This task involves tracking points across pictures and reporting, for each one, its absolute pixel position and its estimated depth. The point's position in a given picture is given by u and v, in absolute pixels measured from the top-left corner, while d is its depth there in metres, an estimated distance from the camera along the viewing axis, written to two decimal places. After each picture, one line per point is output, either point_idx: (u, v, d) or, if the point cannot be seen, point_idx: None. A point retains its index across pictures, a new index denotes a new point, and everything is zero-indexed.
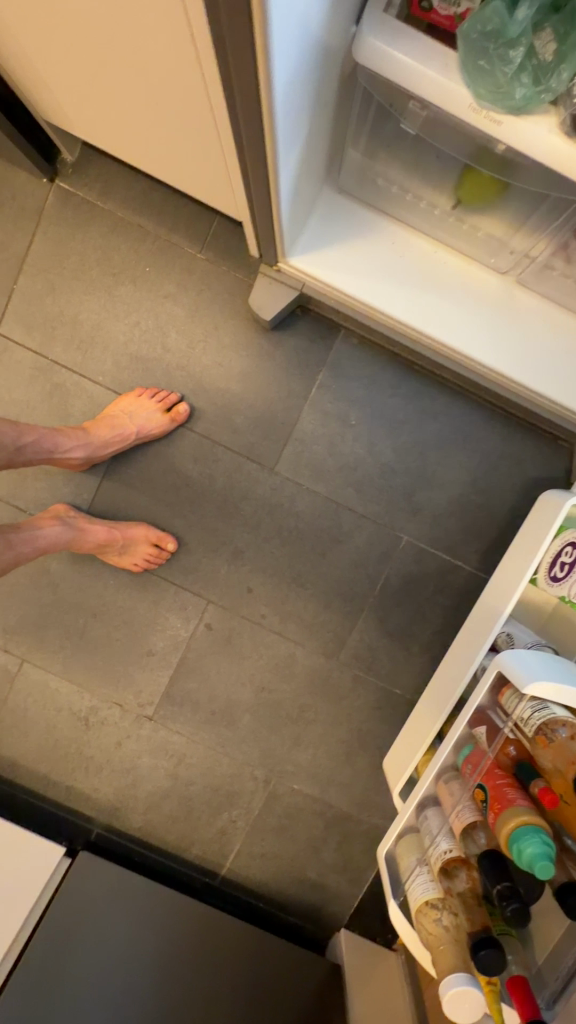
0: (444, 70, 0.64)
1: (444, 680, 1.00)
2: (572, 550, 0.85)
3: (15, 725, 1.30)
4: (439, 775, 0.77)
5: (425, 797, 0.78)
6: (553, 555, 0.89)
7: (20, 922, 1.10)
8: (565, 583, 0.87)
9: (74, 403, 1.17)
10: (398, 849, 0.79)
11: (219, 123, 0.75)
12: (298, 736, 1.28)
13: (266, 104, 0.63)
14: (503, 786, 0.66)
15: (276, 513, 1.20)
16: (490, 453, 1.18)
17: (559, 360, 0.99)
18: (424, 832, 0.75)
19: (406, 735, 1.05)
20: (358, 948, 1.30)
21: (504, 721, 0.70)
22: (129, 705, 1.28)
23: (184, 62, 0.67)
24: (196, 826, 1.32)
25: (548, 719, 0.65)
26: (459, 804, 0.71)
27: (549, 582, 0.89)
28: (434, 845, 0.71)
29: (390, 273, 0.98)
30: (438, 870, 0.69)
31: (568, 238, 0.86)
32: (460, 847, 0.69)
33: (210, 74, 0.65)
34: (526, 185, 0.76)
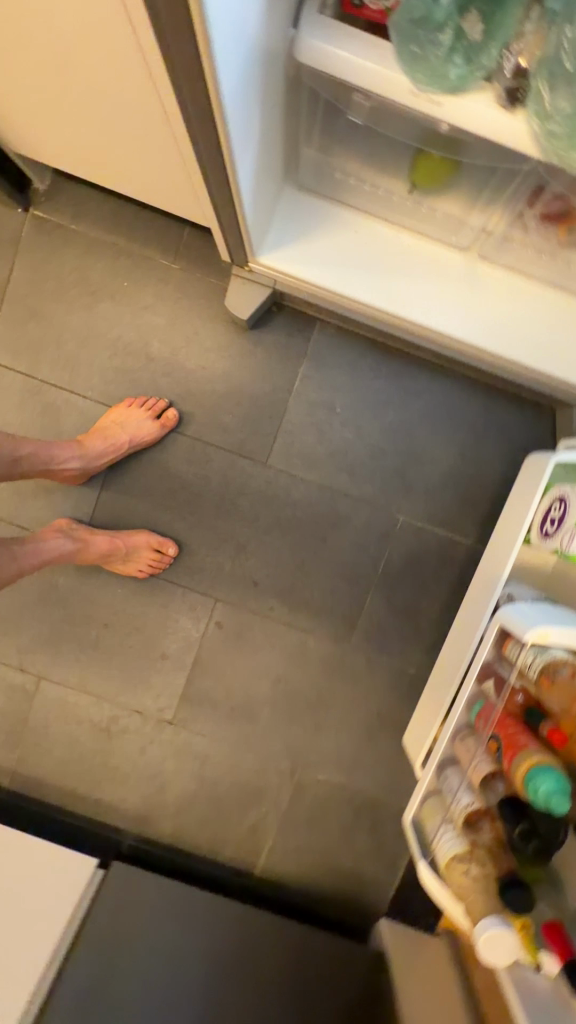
0: (381, 61, 0.69)
1: (453, 649, 1.02)
2: (560, 505, 0.86)
3: (38, 743, 1.31)
4: (454, 735, 0.77)
5: (443, 759, 0.79)
6: (544, 512, 0.90)
7: (62, 927, 1.08)
8: (556, 537, 0.85)
9: (66, 420, 1.21)
10: (422, 814, 0.79)
11: (178, 136, 0.80)
12: (318, 723, 1.29)
13: (218, 112, 0.67)
14: (515, 732, 0.67)
15: (274, 505, 1.23)
16: (473, 425, 1.22)
17: (529, 327, 1.02)
18: (445, 791, 0.76)
19: (423, 708, 1.06)
20: (399, 936, 1.26)
21: (509, 670, 0.72)
22: (149, 710, 1.30)
23: (138, 80, 0.71)
24: (227, 825, 1.32)
25: (550, 660, 0.66)
26: (475, 757, 0.72)
27: (542, 539, 0.90)
28: (456, 800, 0.71)
29: (357, 260, 1.02)
30: (461, 823, 0.70)
31: (521, 207, 0.90)
32: (481, 798, 0.69)
33: (164, 90, 0.70)
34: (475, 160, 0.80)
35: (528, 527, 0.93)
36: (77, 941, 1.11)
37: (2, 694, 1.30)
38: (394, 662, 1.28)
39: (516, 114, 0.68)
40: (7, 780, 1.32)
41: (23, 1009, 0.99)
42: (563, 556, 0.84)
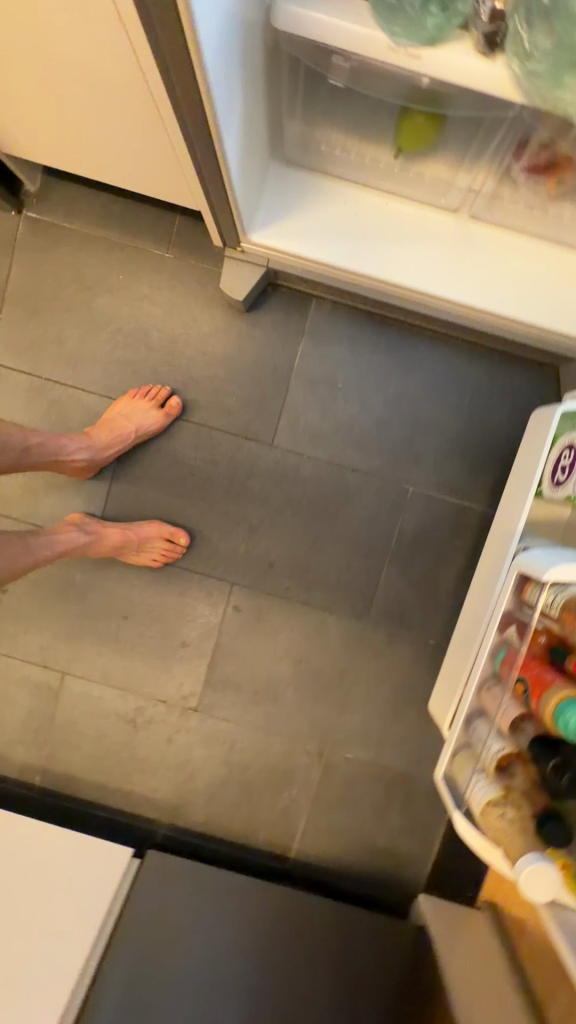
0: (359, 20, 0.69)
1: (474, 610, 1.01)
2: (570, 453, 0.85)
3: (66, 739, 1.32)
4: (479, 685, 0.77)
5: (471, 711, 0.78)
6: (555, 461, 0.89)
7: (102, 917, 1.07)
8: (568, 485, 0.84)
9: (72, 415, 1.22)
10: (453, 769, 0.79)
11: (164, 115, 0.81)
12: (343, 700, 1.29)
13: (201, 79, 0.68)
14: (541, 671, 0.67)
15: (283, 485, 1.24)
16: (477, 390, 1.22)
17: (525, 283, 1.02)
18: (476, 742, 0.75)
19: (448, 671, 1.06)
20: (441, 912, 1.24)
21: (530, 613, 0.72)
22: (173, 699, 1.30)
23: (121, 57, 0.72)
24: (259, 810, 1.32)
25: (570, 596, 0.66)
26: (501, 704, 0.72)
27: (554, 489, 0.88)
28: (486, 748, 0.71)
29: (348, 231, 1.03)
30: (493, 769, 0.69)
31: (508, 161, 0.90)
32: (511, 743, 0.69)
33: (147, 66, 0.71)
34: (460, 112, 0.80)
35: (539, 479, 0.92)
36: (119, 930, 1.09)
37: (28, 693, 1.31)
38: (415, 634, 1.27)
39: (496, 59, 0.69)
40: (38, 778, 1.32)
41: (68, 1001, 0.97)
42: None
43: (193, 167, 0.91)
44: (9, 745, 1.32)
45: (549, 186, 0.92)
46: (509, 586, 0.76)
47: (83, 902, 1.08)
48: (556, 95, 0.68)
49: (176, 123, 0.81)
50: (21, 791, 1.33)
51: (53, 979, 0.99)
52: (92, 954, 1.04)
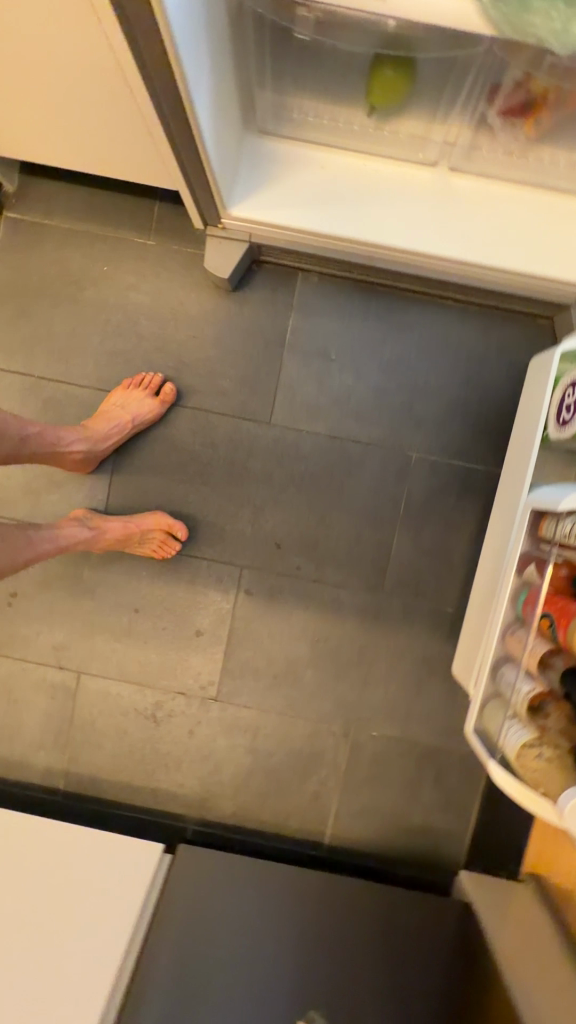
0: None
1: (490, 566, 0.99)
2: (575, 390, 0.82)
3: (88, 739, 1.30)
4: (503, 630, 0.76)
5: (497, 658, 0.77)
6: (559, 402, 0.86)
7: (135, 916, 1.04)
8: (573, 424, 0.82)
9: (68, 410, 1.22)
10: (484, 719, 0.77)
11: (135, 91, 0.81)
12: (364, 676, 1.27)
13: (168, 39, 0.68)
14: (566, 602, 0.65)
15: (285, 462, 1.23)
16: (473, 349, 1.20)
17: (510, 232, 1.01)
18: (505, 687, 0.74)
19: (469, 631, 1.04)
20: (482, 888, 1.20)
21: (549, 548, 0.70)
22: (192, 690, 1.28)
23: (87, 27, 0.72)
24: (289, 796, 1.29)
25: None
26: (527, 643, 0.71)
27: (559, 430, 0.85)
28: (515, 690, 0.70)
29: (328, 197, 1.02)
30: (525, 711, 0.68)
31: (482, 107, 0.89)
32: (541, 681, 0.68)
33: (113, 36, 0.72)
34: (429, 54, 0.79)
35: (545, 422, 0.90)
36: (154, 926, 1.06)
37: (45, 695, 1.29)
38: (432, 603, 1.25)
39: None
40: (62, 782, 1.30)
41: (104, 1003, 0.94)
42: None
43: (169, 145, 0.91)
44: (30, 750, 1.30)
45: (527, 129, 0.90)
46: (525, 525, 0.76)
47: (114, 901, 1.06)
48: (526, 20, 0.66)
49: (147, 95, 0.81)
50: (46, 796, 1.31)
51: (88, 983, 0.96)
52: (127, 954, 1.02)
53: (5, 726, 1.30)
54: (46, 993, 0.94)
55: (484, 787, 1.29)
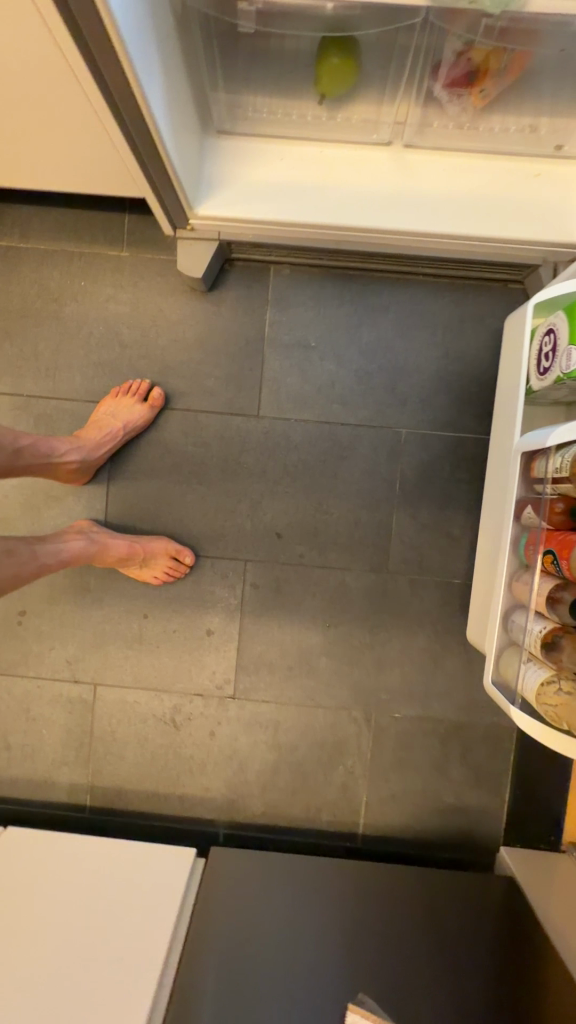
0: None
1: (490, 526, 1.00)
2: (551, 338, 0.84)
3: (110, 752, 1.29)
4: (510, 579, 0.83)
5: (508, 606, 0.84)
6: (537, 354, 0.88)
7: (173, 918, 1.04)
8: (553, 370, 0.83)
9: (60, 424, 1.24)
10: (501, 667, 0.84)
11: (98, 109, 0.85)
12: (379, 659, 1.26)
13: (124, 57, 0.73)
14: (566, 538, 0.72)
15: (277, 453, 1.24)
16: (449, 322, 1.22)
17: (470, 201, 1.03)
18: (517, 631, 0.81)
19: (476, 595, 1.05)
20: (523, 861, 1.17)
21: (543, 486, 0.77)
22: (209, 691, 1.27)
23: (43, 53, 0.76)
24: (317, 790, 1.27)
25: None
26: (533, 586, 0.78)
27: (541, 380, 0.87)
28: (529, 632, 0.78)
29: (290, 189, 1.05)
30: (540, 646, 0.75)
31: (426, 84, 0.92)
32: (552, 618, 0.75)
33: (74, 59, 0.75)
34: (369, 31, 0.83)
35: (527, 375, 0.91)
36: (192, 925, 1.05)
37: (63, 712, 1.29)
38: (439, 578, 1.24)
39: None
40: (89, 798, 1.29)
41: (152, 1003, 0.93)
42: (564, 380, 0.80)
43: (134, 157, 0.95)
44: (54, 768, 1.30)
45: (473, 99, 0.93)
46: (518, 471, 0.82)
47: (151, 908, 1.05)
48: None
49: (108, 111, 0.85)
50: (74, 813, 1.30)
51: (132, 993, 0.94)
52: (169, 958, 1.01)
53: (27, 747, 1.30)
54: (89, 1008, 0.91)
55: (513, 759, 1.27)
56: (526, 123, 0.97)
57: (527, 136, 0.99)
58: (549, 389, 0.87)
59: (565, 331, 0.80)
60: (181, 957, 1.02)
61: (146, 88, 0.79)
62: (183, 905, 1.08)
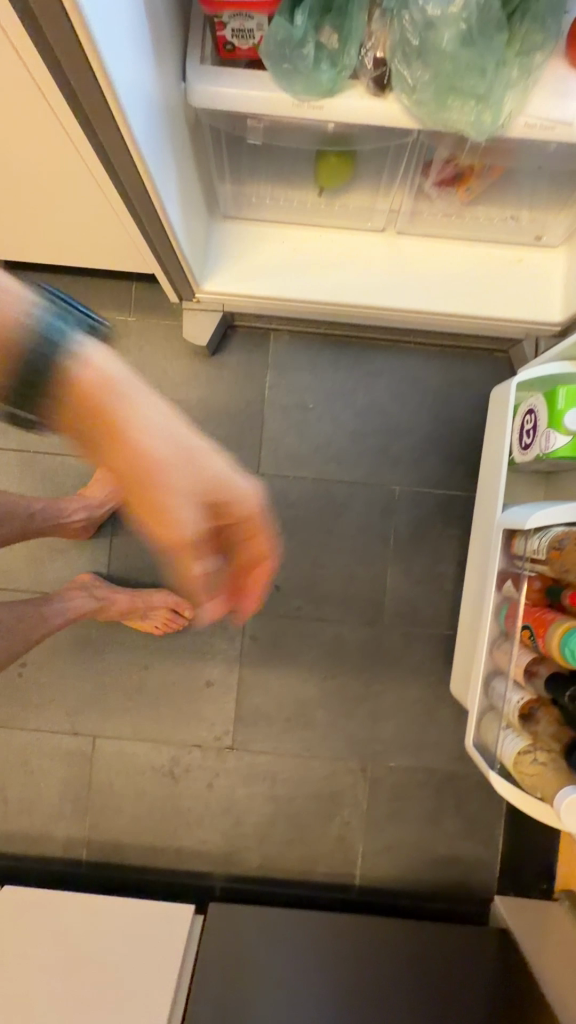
0: (263, 87, 0.79)
1: (473, 586, 1.05)
2: (531, 417, 0.90)
3: (107, 804, 1.30)
4: (491, 646, 0.89)
5: (489, 672, 0.89)
6: (519, 430, 0.94)
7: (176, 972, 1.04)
8: (533, 448, 0.89)
9: (65, 480, 1.28)
10: (482, 731, 0.89)
11: (115, 205, 0.91)
12: (374, 710, 1.29)
13: (144, 171, 0.79)
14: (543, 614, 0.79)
15: (276, 509, 1.28)
16: (439, 387, 1.29)
17: (458, 283, 1.12)
18: (497, 699, 0.86)
19: (460, 652, 1.09)
20: (517, 913, 1.20)
21: (522, 562, 0.84)
22: (207, 742, 1.29)
23: (69, 163, 0.82)
24: (313, 841, 1.29)
25: (554, 536, 0.77)
26: (513, 655, 0.83)
27: (523, 455, 0.92)
28: (508, 700, 0.82)
29: (290, 267, 1.12)
30: (518, 718, 0.80)
31: (419, 179, 1.00)
32: (530, 690, 0.81)
33: (96, 170, 0.82)
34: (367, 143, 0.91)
35: (510, 447, 0.97)
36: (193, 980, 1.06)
37: (61, 765, 1.30)
38: (432, 630, 1.29)
39: (387, 96, 0.78)
40: (85, 851, 1.30)
41: None
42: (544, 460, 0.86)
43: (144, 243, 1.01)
44: (51, 821, 1.30)
45: (460, 194, 1.01)
46: (500, 543, 0.88)
47: (152, 966, 1.05)
48: (445, 116, 0.78)
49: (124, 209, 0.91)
50: (70, 868, 1.30)
51: None
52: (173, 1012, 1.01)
53: (24, 800, 1.30)
54: None
55: (505, 807, 1.29)
56: (508, 214, 1.05)
57: (509, 225, 1.07)
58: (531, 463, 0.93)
59: (544, 414, 0.85)
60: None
61: (160, 192, 0.85)
62: (181, 972, 1.07)
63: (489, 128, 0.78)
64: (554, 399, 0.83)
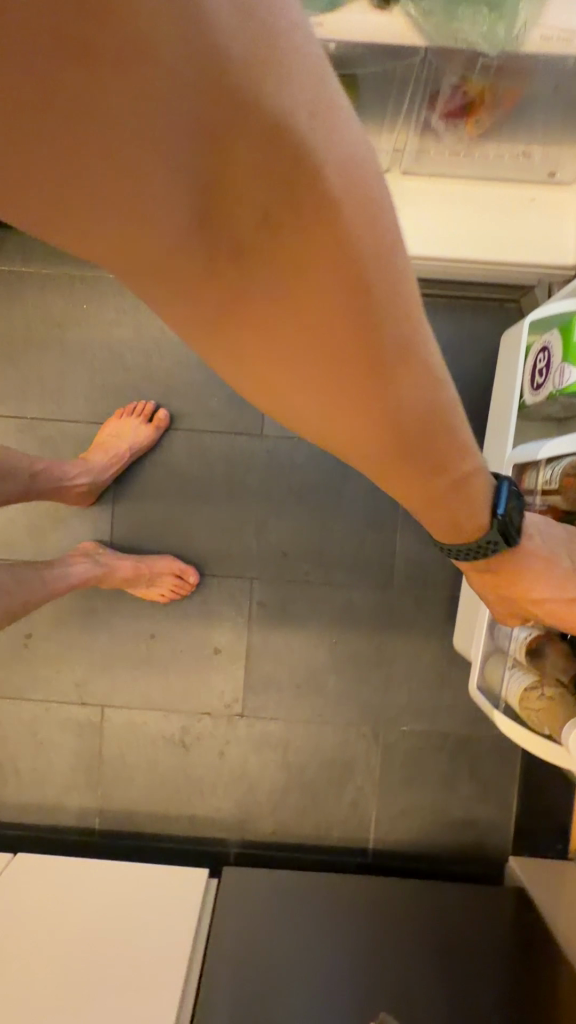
0: None
1: None
2: (544, 356, 0.86)
3: (119, 774, 1.29)
4: None
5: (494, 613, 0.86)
6: (531, 372, 0.90)
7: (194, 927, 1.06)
8: (545, 387, 0.85)
9: (65, 447, 1.24)
10: (486, 673, 0.87)
11: None
12: (386, 674, 1.27)
13: None
14: None
15: (281, 472, 1.25)
16: (447, 340, 1.25)
17: (472, 225, 1.04)
18: (502, 639, 0.84)
19: (464, 605, 1.07)
20: (532, 872, 1.19)
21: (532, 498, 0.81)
22: (217, 710, 1.28)
23: None
24: (327, 807, 1.28)
25: (567, 467, 0.76)
26: None
27: (535, 396, 0.88)
28: (514, 638, 0.80)
29: None
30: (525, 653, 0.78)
31: (425, 114, 0.95)
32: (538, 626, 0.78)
33: None
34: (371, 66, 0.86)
35: (521, 390, 0.92)
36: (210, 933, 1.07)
37: (70, 736, 1.28)
38: (444, 593, 1.26)
39: (392, 10, 0.73)
40: (98, 821, 1.29)
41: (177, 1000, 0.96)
42: (557, 397, 0.81)
43: None
44: (63, 792, 1.29)
45: (468, 128, 0.96)
46: None
47: (169, 922, 1.07)
48: (454, 29, 0.72)
49: None
50: (84, 837, 1.29)
51: (156, 993, 0.96)
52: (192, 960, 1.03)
53: (35, 772, 1.29)
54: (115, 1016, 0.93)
55: (520, 769, 1.28)
56: (520, 151, 0.99)
57: (521, 162, 1.01)
58: (543, 406, 0.88)
59: (558, 349, 0.81)
60: (198, 980, 1.01)
61: None
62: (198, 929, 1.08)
63: (502, 41, 0.73)
64: (570, 330, 0.79)
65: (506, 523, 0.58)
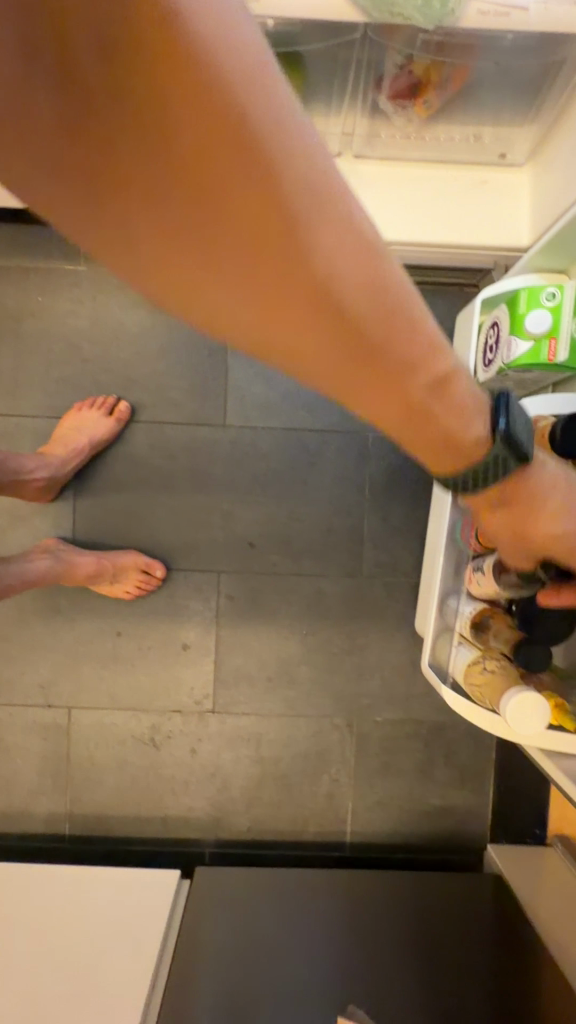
0: None
1: (433, 518, 1.02)
2: (494, 331, 0.85)
3: (88, 776, 1.26)
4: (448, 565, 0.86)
5: (444, 589, 0.86)
6: (482, 348, 0.89)
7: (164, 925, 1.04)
8: (495, 362, 0.84)
9: (22, 442, 1.22)
10: (437, 650, 0.86)
11: None
12: (358, 664, 1.25)
13: None
14: None
15: (245, 462, 1.23)
16: None
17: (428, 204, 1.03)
18: (450, 615, 0.84)
19: (425, 587, 1.07)
20: (510, 858, 1.18)
21: None
22: (188, 707, 1.25)
23: None
24: (302, 801, 1.26)
25: None
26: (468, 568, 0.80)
27: (486, 373, 0.88)
28: (461, 613, 0.80)
29: None
30: (469, 627, 0.78)
31: (372, 95, 0.94)
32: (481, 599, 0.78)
33: None
34: (316, 44, 0.85)
35: (474, 367, 0.91)
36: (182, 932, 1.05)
37: (37, 739, 1.25)
38: (413, 579, 1.25)
39: None
40: (68, 826, 1.26)
41: (144, 1000, 0.93)
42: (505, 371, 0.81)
43: None
44: (31, 798, 1.25)
45: (417, 109, 0.95)
46: None
47: (139, 923, 1.04)
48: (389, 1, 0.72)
49: None
50: (54, 843, 1.26)
51: (122, 996, 0.94)
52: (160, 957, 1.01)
53: (1, 778, 1.25)
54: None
55: (495, 754, 1.27)
56: (470, 133, 1.00)
57: (472, 145, 1.01)
58: (496, 382, 0.88)
59: (506, 322, 0.81)
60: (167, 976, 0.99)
61: None
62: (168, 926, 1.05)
63: (439, 14, 0.72)
64: (516, 304, 0.79)
65: (514, 439, 0.49)
